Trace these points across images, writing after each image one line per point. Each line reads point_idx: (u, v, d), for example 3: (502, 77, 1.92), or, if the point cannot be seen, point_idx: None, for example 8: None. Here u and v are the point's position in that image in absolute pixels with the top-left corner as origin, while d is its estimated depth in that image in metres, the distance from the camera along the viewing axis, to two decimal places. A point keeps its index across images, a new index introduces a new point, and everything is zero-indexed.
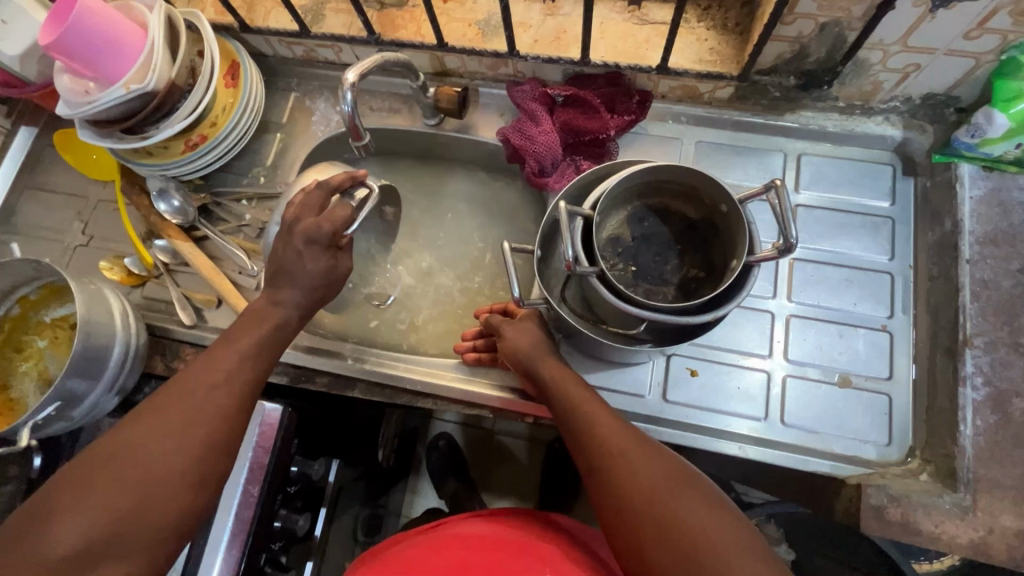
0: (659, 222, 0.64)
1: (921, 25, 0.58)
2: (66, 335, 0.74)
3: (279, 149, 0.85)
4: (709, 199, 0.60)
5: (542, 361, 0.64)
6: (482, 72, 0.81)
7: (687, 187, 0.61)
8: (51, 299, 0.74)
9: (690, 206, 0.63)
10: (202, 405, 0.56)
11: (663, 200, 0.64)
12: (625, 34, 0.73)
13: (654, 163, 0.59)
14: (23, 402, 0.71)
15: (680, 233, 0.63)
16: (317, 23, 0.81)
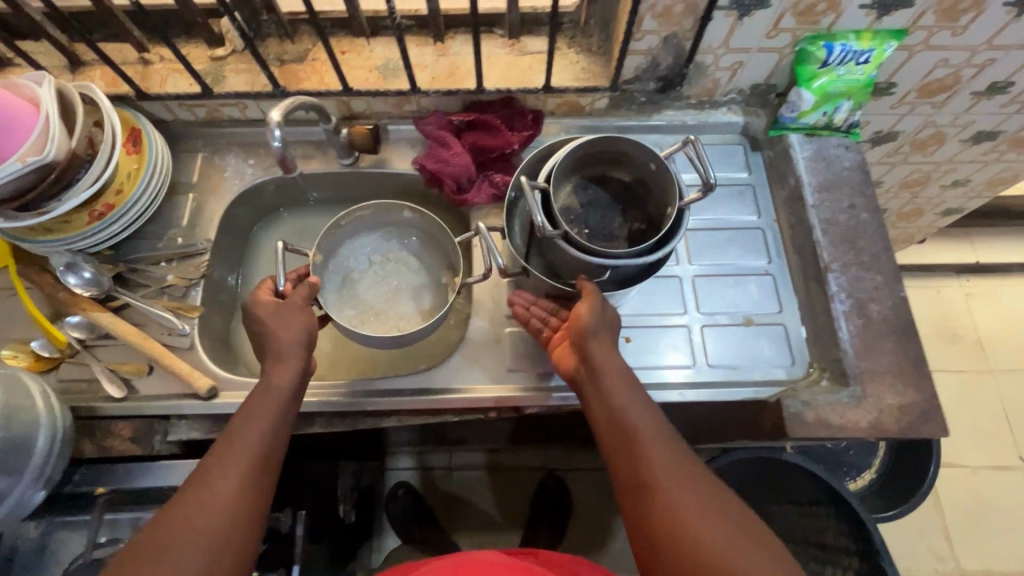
0: (603, 191, 0.75)
1: (736, 30, 0.74)
2: None
3: (193, 208, 0.85)
4: (639, 160, 0.72)
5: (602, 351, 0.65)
6: (388, 112, 0.88)
7: (620, 155, 0.73)
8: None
9: (625, 172, 0.74)
10: (226, 500, 0.54)
11: (602, 168, 0.75)
12: (510, 64, 0.85)
13: (590, 137, 0.70)
14: None
15: (618, 194, 0.75)
16: (219, 84, 0.84)
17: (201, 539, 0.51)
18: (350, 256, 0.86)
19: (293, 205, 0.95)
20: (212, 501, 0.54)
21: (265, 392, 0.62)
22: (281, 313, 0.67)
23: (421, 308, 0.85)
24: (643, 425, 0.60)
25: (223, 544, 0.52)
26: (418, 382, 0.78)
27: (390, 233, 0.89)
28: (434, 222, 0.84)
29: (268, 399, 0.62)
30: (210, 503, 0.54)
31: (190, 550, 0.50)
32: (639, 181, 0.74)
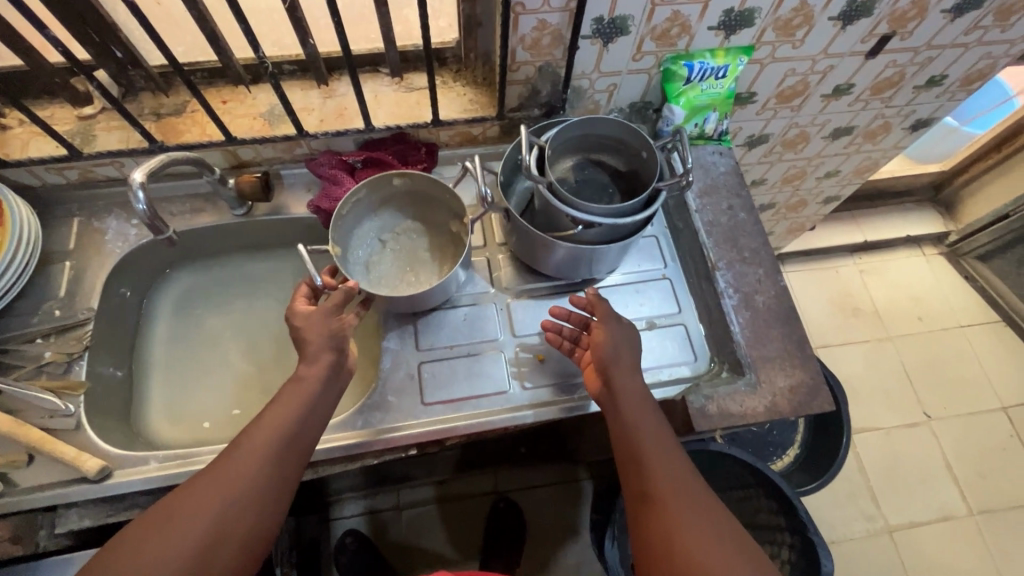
0: (598, 172, 0.82)
1: (603, 55, 0.79)
2: None
3: (72, 276, 0.79)
4: (633, 148, 0.78)
5: (618, 378, 0.67)
6: (279, 157, 0.86)
7: (616, 142, 0.80)
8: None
9: (622, 159, 0.81)
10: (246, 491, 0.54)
11: (602, 155, 0.82)
12: (398, 101, 0.86)
13: (591, 117, 0.77)
14: None
15: (612, 178, 0.82)
16: (89, 144, 0.79)
17: (208, 522, 0.52)
18: (361, 244, 0.83)
19: (190, 260, 0.92)
20: (221, 505, 0.53)
21: (291, 394, 0.62)
22: (311, 317, 0.65)
23: (446, 260, 0.84)
24: (657, 449, 0.63)
25: (223, 547, 0.52)
26: (334, 428, 0.75)
27: (384, 206, 0.85)
28: (428, 181, 0.81)
29: (301, 398, 0.61)
30: (210, 505, 0.53)
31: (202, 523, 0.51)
32: (633, 172, 0.81)
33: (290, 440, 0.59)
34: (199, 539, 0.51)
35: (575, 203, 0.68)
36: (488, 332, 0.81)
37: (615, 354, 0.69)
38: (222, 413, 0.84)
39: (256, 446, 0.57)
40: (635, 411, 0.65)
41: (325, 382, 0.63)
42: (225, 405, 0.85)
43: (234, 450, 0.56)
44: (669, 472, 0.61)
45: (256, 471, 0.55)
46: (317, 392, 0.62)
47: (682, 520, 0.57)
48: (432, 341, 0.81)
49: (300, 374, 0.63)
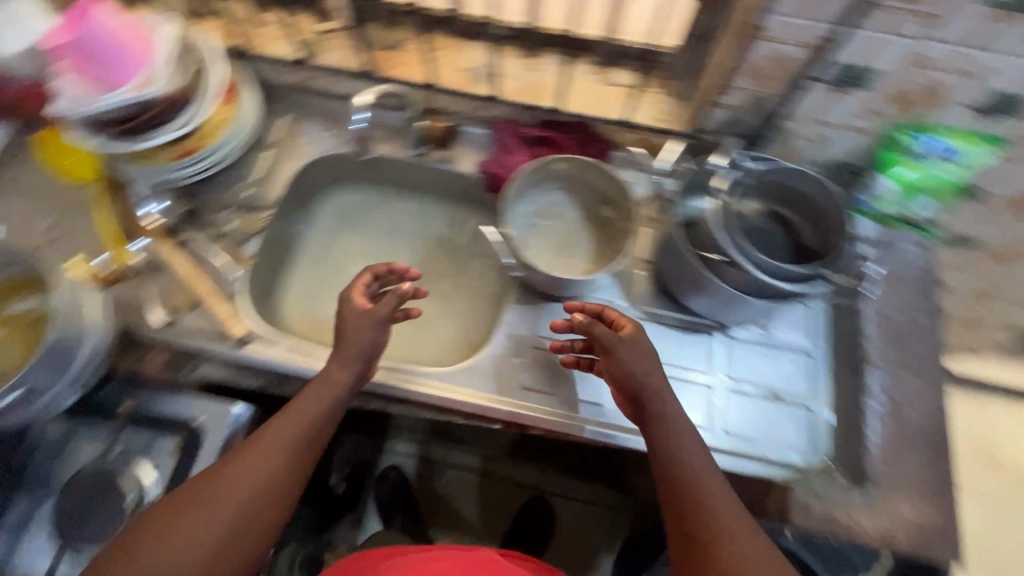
0: (777, 226, 0.76)
1: (828, 103, 0.72)
2: (24, 332, 0.72)
3: (268, 164, 0.90)
4: (833, 235, 0.71)
5: (658, 396, 0.64)
6: (465, 111, 0.89)
7: (823, 217, 0.72)
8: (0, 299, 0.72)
9: (811, 229, 0.74)
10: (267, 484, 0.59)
11: (796, 218, 0.76)
12: (595, 92, 0.86)
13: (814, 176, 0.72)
14: None
15: (791, 246, 0.75)
16: (318, 55, 0.88)
17: (231, 514, 0.56)
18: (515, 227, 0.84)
19: (356, 180, 0.99)
20: (236, 495, 0.57)
21: (314, 391, 0.66)
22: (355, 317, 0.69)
23: (592, 247, 0.86)
24: (702, 486, 0.59)
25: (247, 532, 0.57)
26: (436, 377, 0.79)
27: (540, 185, 0.85)
28: (589, 167, 0.81)
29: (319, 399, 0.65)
30: (232, 499, 0.57)
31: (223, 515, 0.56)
32: (813, 256, 0.73)
33: (304, 437, 0.63)
34: (212, 537, 0.55)
35: (747, 248, 0.67)
36: None
37: (641, 377, 0.64)
38: None
39: (272, 439, 0.62)
40: (673, 437, 0.62)
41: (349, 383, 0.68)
42: None
43: (252, 447, 0.61)
44: (714, 514, 0.58)
45: (271, 462, 0.60)
46: (337, 389, 0.67)
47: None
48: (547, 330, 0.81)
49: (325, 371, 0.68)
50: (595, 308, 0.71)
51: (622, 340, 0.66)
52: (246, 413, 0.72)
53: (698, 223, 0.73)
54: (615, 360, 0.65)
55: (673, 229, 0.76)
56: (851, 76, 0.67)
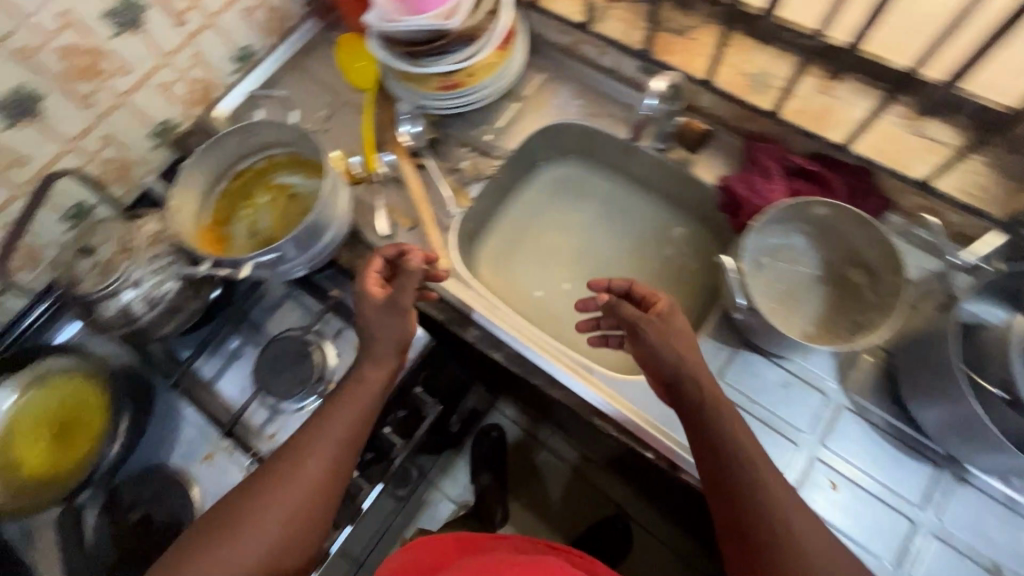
0: None
1: None
2: (286, 201, 0.84)
3: (512, 115, 0.92)
4: None
5: (696, 376, 0.60)
6: (725, 119, 0.81)
7: None
8: (270, 170, 0.85)
9: None
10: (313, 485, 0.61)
11: None
12: (894, 139, 0.72)
13: None
14: (233, 241, 0.81)
15: None
16: (598, 22, 0.86)
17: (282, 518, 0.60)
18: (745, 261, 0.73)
19: (582, 153, 0.97)
20: (276, 514, 0.59)
21: (348, 398, 0.66)
22: (384, 313, 0.67)
23: (821, 314, 0.73)
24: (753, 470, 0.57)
25: (301, 529, 0.60)
26: (602, 379, 0.75)
27: (787, 222, 0.74)
28: (859, 222, 0.68)
29: (351, 403, 0.65)
30: (281, 509, 0.60)
31: (271, 524, 0.59)
32: None
33: (343, 441, 0.64)
34: (265, 543, 0.58)
35: None
36: (804, 418, 0.69)
37: (678, 356, 0.61)
38: (522, 292, 0.93)
39: (313, 445, 0.63)
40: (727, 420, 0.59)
41: (378, 387, 0.67)
42: (529, 284, 0.93)
43: (290, 457, 0.63)
44: (772, 492, 0.56)
45: (311, 478, 0.62)
46: (371, 395, 0.66)
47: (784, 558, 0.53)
48: (736, 380, 0.71)
49: (361, 375, 0.67)
50: (622, 286, 0.67)
51: (653, 323, 0.62)
52: (424, 340, 0.79)
53: (982, 333, 0.60)
54: (646, 344, 0.63)
55: (948, 324, 0.61)
56: None
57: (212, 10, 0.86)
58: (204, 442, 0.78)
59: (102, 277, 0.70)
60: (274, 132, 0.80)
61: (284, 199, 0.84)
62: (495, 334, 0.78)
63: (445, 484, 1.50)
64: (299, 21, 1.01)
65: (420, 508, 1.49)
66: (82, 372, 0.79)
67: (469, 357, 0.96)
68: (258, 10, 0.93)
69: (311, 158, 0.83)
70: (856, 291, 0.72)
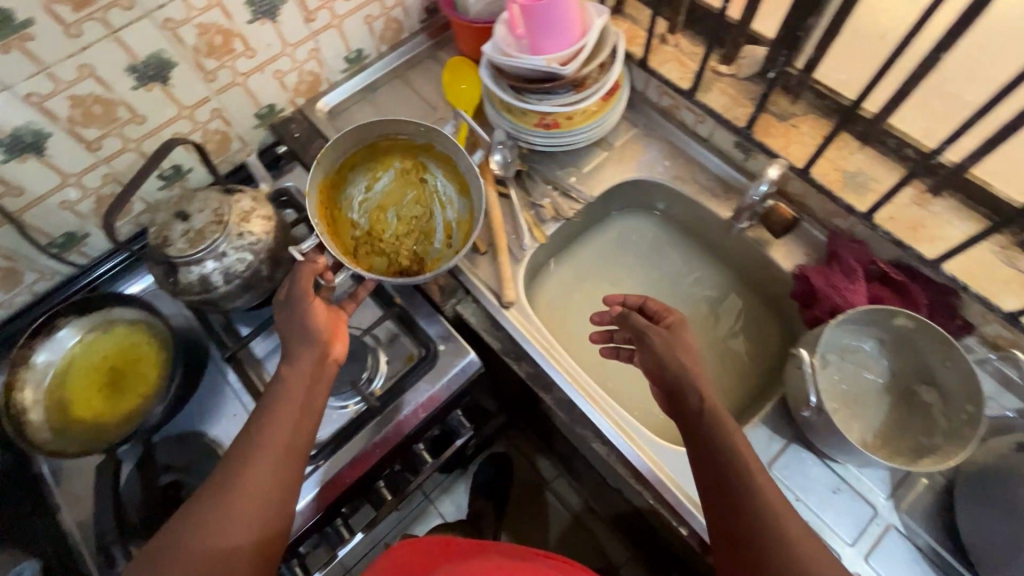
0: None
1: None
2: (412, 183, 0.86)
3: (598, 163, 0.94)
4: None
5: (694, 385, 0.61)
6: (814, 211, 0.82)
7: None
8: (422, 150, 0.85)
9: None
10: (274, 468, 0.59)
11: None
12: (986, 266, 0.71)
13: None
14: (346, 191, 0.84)
15: None
16: (702, 92, 0.88)
17: (246, 507, 0.56)
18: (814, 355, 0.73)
19: (659, 213, 0.98)
20: (229, 531, 0.55)
21: (284, 388, 0.63)
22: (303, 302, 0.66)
23: (882, 425, 0.72)
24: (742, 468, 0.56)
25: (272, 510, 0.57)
26: (645, 441, 0.75)
27: (863, 325, 0.73)
28: (942, 343, 0.67)
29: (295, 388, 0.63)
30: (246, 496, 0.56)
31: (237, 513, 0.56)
32: None
33: (293, 433, 0.61)
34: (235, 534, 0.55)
35: None
36: (848, 530, 0.67)
37: (680, 365, 0.62)
38: (573, 335, 0.93)
39: (259, 446, 0.59)
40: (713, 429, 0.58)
41: (311, 372, 0.65)
42: (581, 328, 0.94)
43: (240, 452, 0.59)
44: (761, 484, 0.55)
45: (264, 476, 0.58)
46: (308, 375, 0.64)
47: (792, 557, 0.51)
48: (786, 474, 0.70)
49: (286, 370, 0.64)
50: (636, 299, 0.69)
51: (661, 333, 0.64)
52: (474, 364, 0.79)
53: None
54: (650, 350, 0.64)
55: None
56: None
57: (338, 12, 0.90)
58: (236, 410, 0.81)
59: (193, 245, 0.73)
60: (450, 142, 0.80)
61: (412, 179, 0.86)
62: (546, 374, 0.78)
63: (445, 502, 1.48)
64: (410, 35, 1.05)
65: (416, 520, 1.47)
66: (145, 323, 0.81)
67: (507, 387, 0.96)
68: (378, 19, 0.97)
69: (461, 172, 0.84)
70: (921, 410, 0.71)
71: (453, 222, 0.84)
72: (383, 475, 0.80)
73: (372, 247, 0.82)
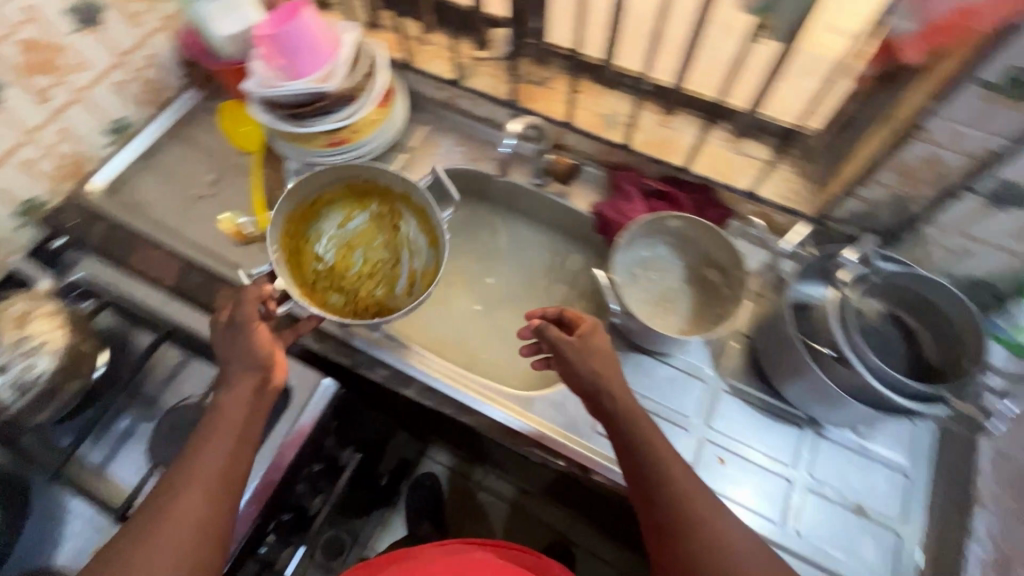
0: (898, 333, 0.71)
1: (978, 219, 0.68)
2: (386, 227, 0.88)
3: (400, 166, 0.98)
4: (962, 359, 0.66)
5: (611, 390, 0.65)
6: (591, 154, 0.93)
7: (956, 334, 0.68)
8: (402, 199, 0.87)
9: (935, 345, 0.69)
10: (210, 489, 0.59)
11: (919, 329, 0.71)
12: (724, 159, 0.85)
13: (947, 290, 0.66)
14: (320, 227, 0.87)
15: (914, 357, 0.70)
16: (469, 78, 0.95)
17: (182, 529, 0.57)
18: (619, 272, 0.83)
19: (468, 195, 1.03)
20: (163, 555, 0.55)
21: (216, 419, 0.63)
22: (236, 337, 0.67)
23: (692, 312, 0.84)
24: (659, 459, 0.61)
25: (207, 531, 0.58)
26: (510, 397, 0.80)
27: (654, 236, 0.85)
28: (707, 230, 0.80)
29: (229, 421, 0.63)
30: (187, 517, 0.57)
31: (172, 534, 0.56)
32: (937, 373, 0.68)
33: (226, 460, 0.61)
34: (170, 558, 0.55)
35: (865, 352, 0.65)
36: (690, 407, 0.78)
37: (596, 375, 0.65)
38: (429, 329, 0.96)
39: (194, 470, 0.60)
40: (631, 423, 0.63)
41: (247, 402, 0.65)
42: (435, 321, 0.97)
43: (179, 476, 0.59)
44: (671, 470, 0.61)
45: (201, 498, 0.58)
46: (241, 411, 0.64)
47: (700, 534, 0.58)
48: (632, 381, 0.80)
49: (221, 403, 0.64)
50: (554, 311, 0.71)
51: (575, 345, 0.66)
52: (331, 388, 0.78)
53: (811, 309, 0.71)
54: (569, 363, 0.66)
55: (784, 306, 0.72)
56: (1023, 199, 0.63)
57: (80, 85, 0.85)
58: (92, 535, 0.72)
59: None
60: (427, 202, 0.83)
61: (386, 224, 0.89)
62: (403, 371, 0.81)
63: (384, 541, 1.44)
64: (177, 92, 1.01)
65: None
66: None
67: (384, 401, 0.96)
68: (132, 83, 0.93)
69: (430, 228, 0.86)
70: (716, 289, 0.83)
71: (417, 270, 0.87)
72: (268, 531, 0.76)
73: (332, 283, 0.85)
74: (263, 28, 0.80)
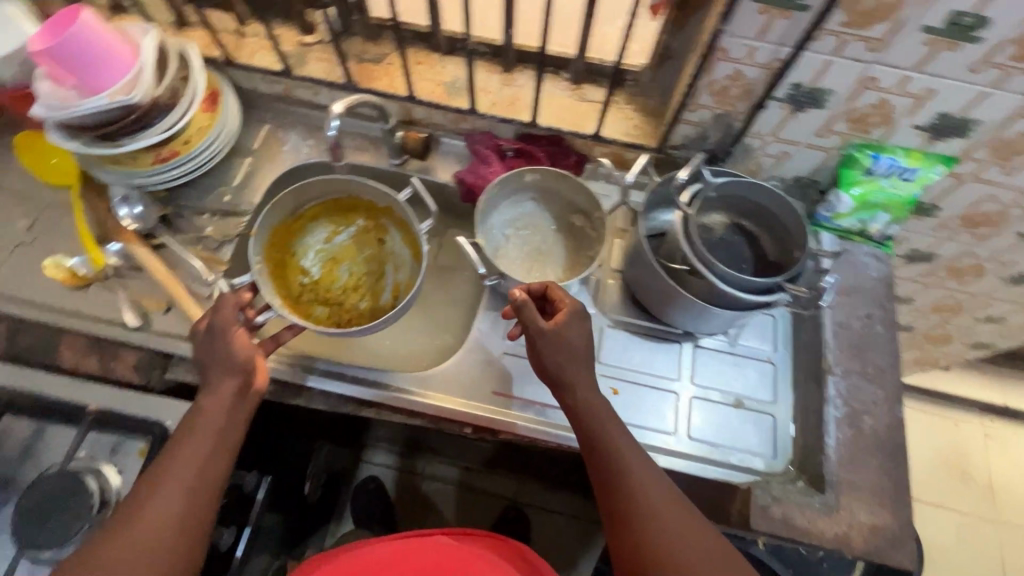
0: (740, 238, 0.78)
1: (788, 121, 0.75)
2: (369, 241, 0.87)
3: (248, 171, 0.92)
4: (792, 248, 0.75)
5: (572, 374, 0.66)
6: (444, 124, 0.92)
7: (783, 228, 0.76)
8: (385, 212, 0.86)
9: (772, 241, 0.77)
10: (186, 490, 0.58)
11: (757, 230, 0.79)
12: (570, 107, 0.87)
13: (769, 190, 0.74)
14: (306, 244, 0.86)
15: (758, 255, 0.77)
16: (300, 66, 0.90)
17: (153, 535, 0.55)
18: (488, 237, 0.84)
19: None
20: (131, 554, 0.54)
21: (190, 427, 0.61)
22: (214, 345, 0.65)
23: (566, 258, 0.86)
24: (622, 443, 0.64)
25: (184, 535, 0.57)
26: (407, 381, 0.79)
27: (517, 194, 0.87)
28: (561, 178, 0.83)
29: (202, 430, 0.61)
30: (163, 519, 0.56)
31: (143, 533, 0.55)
32: (778, 265, 0.76)
33: (197, 473, 0.59)
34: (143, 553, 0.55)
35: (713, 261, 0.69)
36: None
37: (557, 365, 0.66)
38: None
39: (167, 476, 0.58)
40: (596, 401, 0.66)
41: (227, 406, 0.63)
42: None
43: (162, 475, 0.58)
44: (629, 450, 0.63)
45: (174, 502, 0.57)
46: (221, 417, 0.62)
47: (650, 514, 0.60)
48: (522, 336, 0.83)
49: (200, 405, 0.63)
50: (538, 287, 0.71)
51: (546, 335, 0.66)
52: None
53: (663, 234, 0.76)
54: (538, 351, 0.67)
55: (639, 236, 0.76)
56: (819, 97, 0.70)
57: None
58: None
59: None
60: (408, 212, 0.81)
61: (372, 238, 0.88)
62: (293, 380, 0.78)
63: None
64: None
65: None
66: None
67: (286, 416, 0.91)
68: None
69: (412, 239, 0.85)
70: (583, 232, 0.86)
71: (401, 282, 0.86)
72: None
73: (317, 296, 0.84)
74: (34, 43, 0.70)
